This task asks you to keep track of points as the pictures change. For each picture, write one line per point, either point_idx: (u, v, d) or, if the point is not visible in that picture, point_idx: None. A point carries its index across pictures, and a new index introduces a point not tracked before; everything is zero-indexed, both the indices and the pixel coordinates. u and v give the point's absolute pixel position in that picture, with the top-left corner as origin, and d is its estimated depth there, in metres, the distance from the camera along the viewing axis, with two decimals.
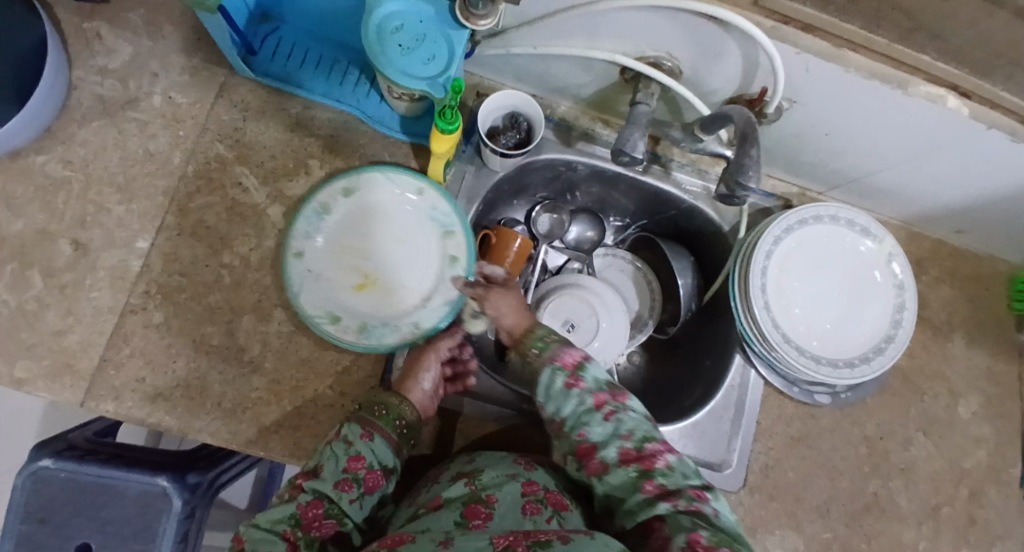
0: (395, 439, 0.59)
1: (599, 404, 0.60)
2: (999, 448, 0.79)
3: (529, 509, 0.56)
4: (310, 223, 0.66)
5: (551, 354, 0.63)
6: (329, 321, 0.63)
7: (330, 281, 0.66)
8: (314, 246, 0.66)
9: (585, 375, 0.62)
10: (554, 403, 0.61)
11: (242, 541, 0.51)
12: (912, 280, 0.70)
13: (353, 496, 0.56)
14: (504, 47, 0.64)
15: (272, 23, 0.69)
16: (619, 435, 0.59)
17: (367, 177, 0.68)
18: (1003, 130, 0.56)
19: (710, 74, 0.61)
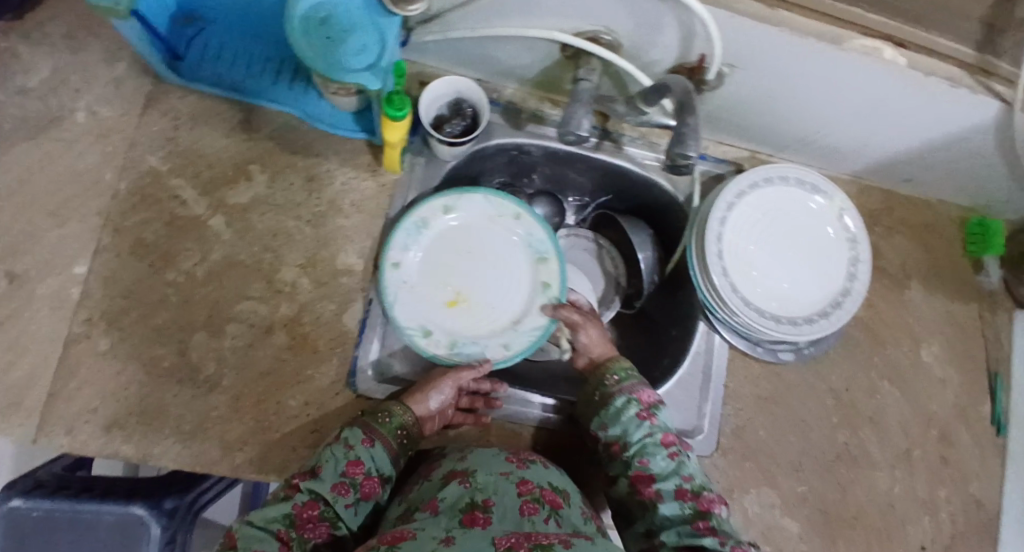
0: (394, 448, 0.58)
1: (667, 441, 0.61)
2: (963, 387, 0.82)
3: (527, 510, 0.53)
4: (408, 235, 0.70)
5: (629, 384, 0.65)
6: (421, 335, 0.69)
7: (421, 296, 0.72)
8: (409, 258, 0.71)
9: (659, 414, 0.63)
10: (621, 428, 0.62)
11: (235, 537, 0.48)
12: (864, 233, 0.72)
13: (350, 502, 0.53)
14: (444, 32, 0.61)
15: (197, 27, 0.67)
16: (679, 474, 0.59)
17: (466, 197, 0.74)
18: (938, 77, 0.56)
19: (649, 46, 0.59)
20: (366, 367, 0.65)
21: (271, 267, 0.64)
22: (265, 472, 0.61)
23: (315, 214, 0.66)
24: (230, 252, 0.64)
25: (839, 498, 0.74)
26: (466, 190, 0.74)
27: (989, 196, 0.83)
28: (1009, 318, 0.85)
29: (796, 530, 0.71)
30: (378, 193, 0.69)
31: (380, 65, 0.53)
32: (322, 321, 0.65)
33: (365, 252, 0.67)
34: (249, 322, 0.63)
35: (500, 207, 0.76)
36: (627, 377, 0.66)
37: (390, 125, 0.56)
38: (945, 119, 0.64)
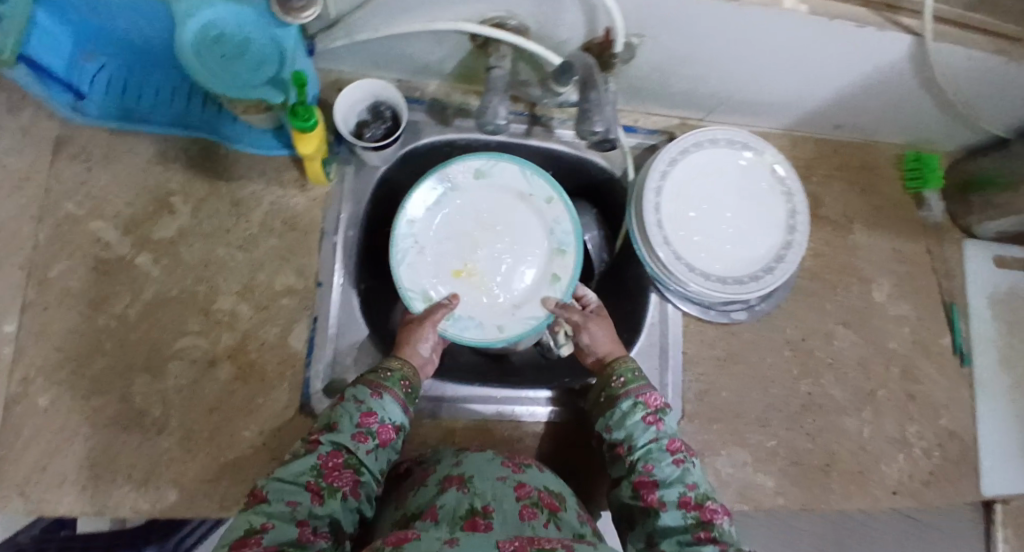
0: (403, 398, 0.58)
1: (673, 448, 0.56)
2: (920, 321, 0.83)
3: (526, 515, 0.49)
4: (427, 194, 0.73)
5: (636, 385, 0.61)
6: (421, 299, 0.71)
7: (432, 258, 0.73)
8: (427, 218, 0.73)
9: (667, 419, 0.59)
10: (624, 432, 0.58)
11: (261, 494, 0.47)
12: (798, 184, 0.73)
13: (371, 449, 0.53)
14: (349, 36, 0.60)
15: (96, 61, 0.62)
16: (684, 482, 0.54)
17: (502, 166, 0.74)
18: (846, 20, 0.54)
19: (557, 25, 0.58)
20: (318, 385, 0.64)
21: (206, 298, 0.63)
22: (230, 505, 0.60)
23: (245, 239, 0.65)
24: (162, 289, 0.63)
25: (809, 447, 0.76)
26: (499, 160, 0.74)
27: (927, 132, 0.83)
28: (956, 248, 0.86)
29: (771, 484, 0.73)
30: (309, 208, 0.67)
31: (280, 78, 0.53)
32: (266, 346, 0.64)
33: (303, 270, 0.66)
34: (191, 358, 0.62)
35: (533, 185, 0.75)
36: (639, 377, 0.62)
37: (302, 137, 0.56)
38: (858, 64, 0.63)
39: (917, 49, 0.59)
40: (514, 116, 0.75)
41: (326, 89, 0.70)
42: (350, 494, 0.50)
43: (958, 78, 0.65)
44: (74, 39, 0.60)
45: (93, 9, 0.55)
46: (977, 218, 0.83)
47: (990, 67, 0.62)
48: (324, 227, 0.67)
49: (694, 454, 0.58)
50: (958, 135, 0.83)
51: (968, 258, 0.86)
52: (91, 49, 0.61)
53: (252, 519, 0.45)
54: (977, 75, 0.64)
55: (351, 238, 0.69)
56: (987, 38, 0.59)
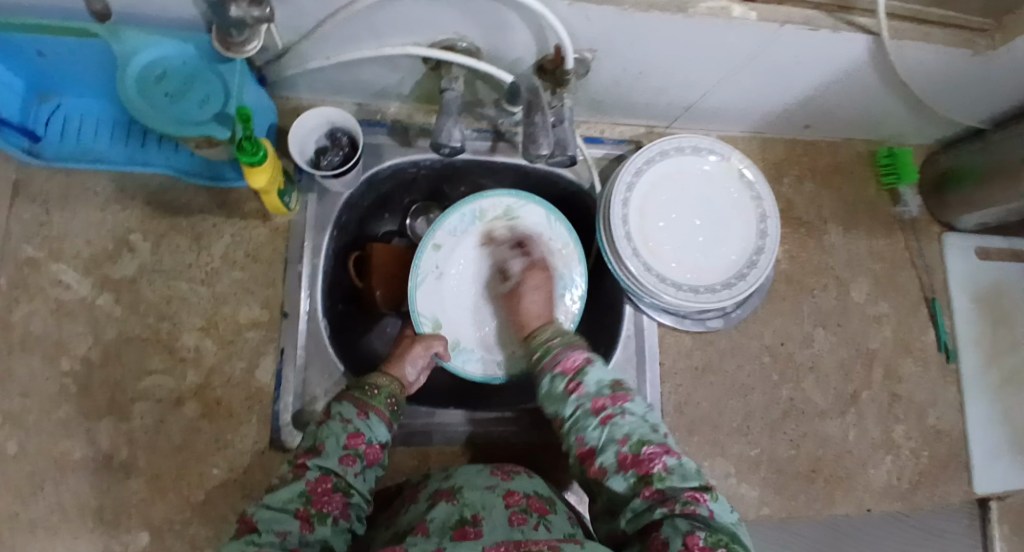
0: (388, 416, 0.56)
1: (596, 407, 0.50)
2: (901, 319, 0.82)
3: (516, 520, 0.46)
4: (459, 220, 0.74)
5: (553, 360, 0.56)
6: (429, 324, 0.72)
7: (447, 284, 0.74)
8: (452, 243, 0.75)
9: (587, 379, 0.53)
10: (553, 406, 0.54)
11: (250, 521, 0.44)
12: (768, 189, 0.72)
13: (359, 470, 0.50)
14: (301, 64, 0.60)
15: (52, 102, 0.63)
16: (614, 440, 0.49)
17: (531, 209, 0.75)
18: (798, 25, 0.53)
19: (506, 44, 0.57)
20: (288, 417, 0.63)
21: (170, 336, 0.63)
22: (201, 545, 0.60)
23: (207, 272, 0.65)
24: (124, 327, 0.63)
25: (793, 455, 0.75)
26: (527, 200, 0.75)
27: (898, 128, 0.82)
28: (935, 244, 0.86)
29: (755, 495, 0.73)
30: (272, 238, 0.67)
31: (226, 112, 0.53)
32: (233, 381, 0.63)
33: (268, 300, 0.66)
34: (157, 396, 0.62)
35: (552, 229, 0.75)
36: (556, 349, 0.58)
37: (255, 171, 0.55)
38: (820, 66, 0.62)
39: (879, 49, 0.58)
40: (476, 134, 0.75)
41: (284, 116, 0.70)
42: (341, 517, 0.48)
43: (924, 73, 0.65)
44: (29, 85, 0.60)
45: (38, 54, 0.54)
46: (953, 213, 0.82)
47: (952, 60, 0.61)
48: (288, 256, 0.67)
49: (624, 400, 0.51)
50: (930, 129, 0.82)
51: (948, 253, 0.85)
52: (46, 91, 0.61)
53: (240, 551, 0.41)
54: (942, 70, 0.64)
55: (318, 265, 0.68)
56: (948, 32, 0.58)
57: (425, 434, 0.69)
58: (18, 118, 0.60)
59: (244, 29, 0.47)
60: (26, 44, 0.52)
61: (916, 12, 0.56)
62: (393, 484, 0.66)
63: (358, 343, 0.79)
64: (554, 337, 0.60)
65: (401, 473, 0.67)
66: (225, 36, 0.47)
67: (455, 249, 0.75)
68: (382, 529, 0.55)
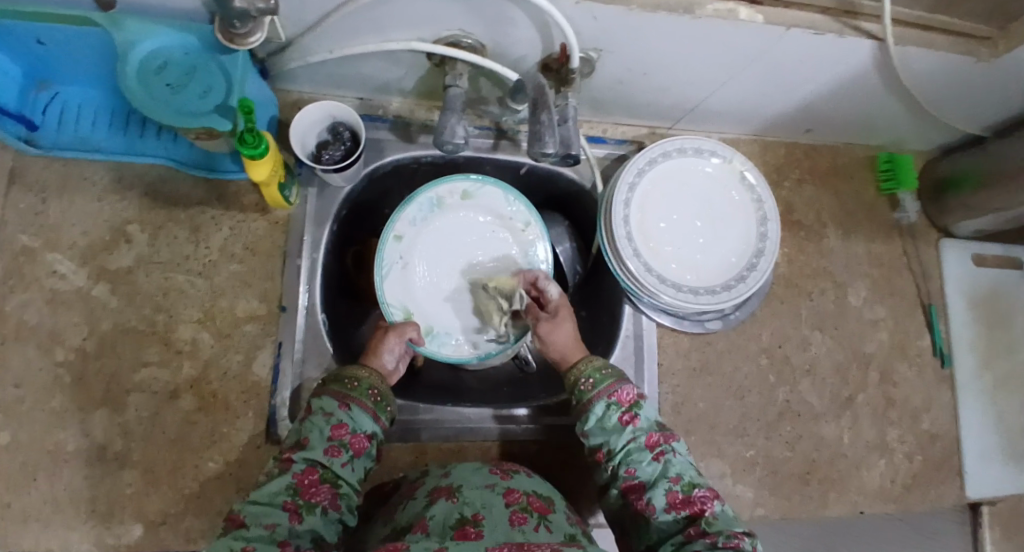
0: (373, 408, 0.54)
1: (651, 442, 0.51)
2: (898, 324, 0.83)
3: (516, 520, 0.46)
4: (421, 209, 0.73)
5: (606, 386, 0.55)
6: (401, 313, 0.71)
7: (415, 273, 0.73)
8: (415, 232, 0.73)
9: (642, 412, 0.53)
10: (601, 437, 0.53)
11: (237, 519, 0.44)
12: (768, 192, 0.72)
13: (346, 461, 0.50)
14: (304, 57, 0.59)
15: (50, 89, 0.61)
16: (666, 477, 0.50)
17: (486, 188, 0.75)
18: (803, 29, 0.53)
19: (511, 42, 0.57)
20: (285, 412, 0.63)
21: (166, 328, 0.63)
22: (196, 538, 0.59)
23: (205, 265, 0.65)
24: (119, 319, 0.62)
25: (789, 456, 0.76)
26: (485, 182, 0.74)
27: (898, 134, 0.83)
28: (933, 249, 0.86)
29: (750, 496, 0.73)
30: (270, 231, 0.67)
31: (228, 103, 0.52)
32: (230, 375, 0.63)
33: (266, 294, 0.65)
34: (152, 389, 0.61)
35: (512, 207, 0.76)
36: (608, 376, 0.56)
37: (255, 164, 0.55)
38: (824, 70, 0.62)
39: (882, 54, 0.59)
40: (479, 131, 0.74)
41: (285, 109, 0.70)
42: (330, 508, 0.47)
43: (925, 80, 0.65)
44: (26, 73, 0.59)
45: (37, 42, 0.53)
46: (952, 219, 0.83)
47: (955, 67, 0.61)
48: (287, 249, 0.67)
49: (673, 439, 0.53)
50: (930, 135, 0.83)
51: (946, 259, 0.85)
52: (45, 79, 0.60)
53: (229, 544, 0.41)
54: (944, 77, 0.64)
55: (316, 259, 0.68)
56: (951, 40, 0.58)
57: (423, 430, 0.69)
58: (15, 106, 0.59)
59: (248, 20, 0.47)
60: (25, 32, 0.51)
61: (919, 18, 0.56)
62: (389, 480, 0.66)
63: (356, 337, 0.78)
64: (600, 361, 0.57)
65: (398, 469, 0.67)
66: (227, 28, 0.47)
67: (418, 238, 0.73)
68: (381, 524, 0.55)
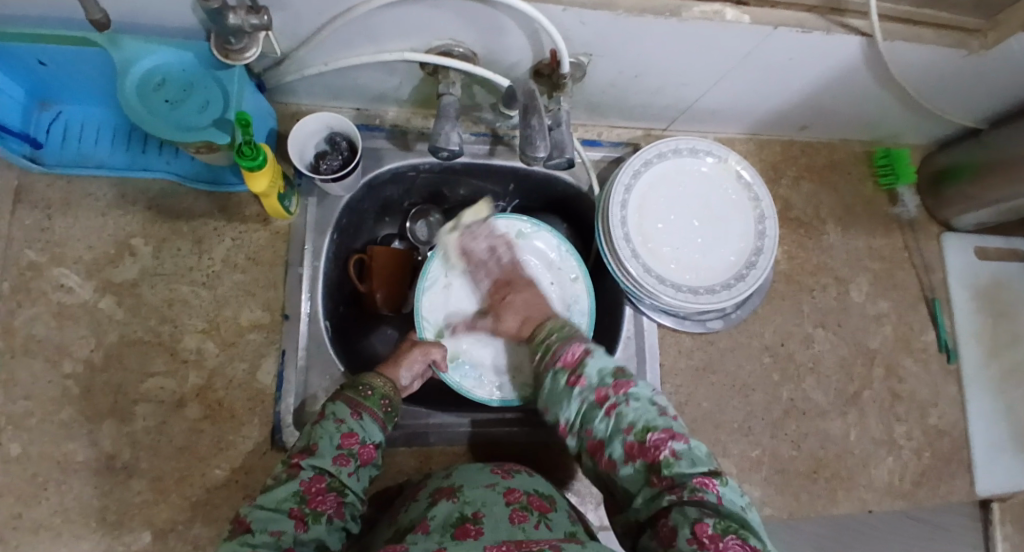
0: (382, 418, 0.56)
1: (599, 398, 0.50)
2: (902, 319, 0.82)
3: (517, 518, 0.47)
4: (475, 239, 0.76)
5: (551, 354, 0.55)
6: (433, 329, 0.74)
7: (456, 292, 0.76)
8: (463, 258, 0.76)
9: (588, 370, 0.52)
10: (557, 405, 0.53)
11: (245, 523, 0.44)
12: (765, 189, 0.72)
13: (352, 471, 0.50)
14: (301, 70, 0.60)
15: (53, 109, 0.64)
16: (620, 431, 0.48)
17: (542, 235, 0.77)
18: (790, 26, 0.53)
19: (502, 48, 0.58)
20: (290, 419, 0.64)
21: (171, 339, 0.64)
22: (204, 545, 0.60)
23: (208, 276, 0.66)
24: (126, 331, 0.63)
25: (794, 454, 0.75)
26: (542, 228, 0.77)
27: (895, 128, 0.83)
28: (934, 243, 0.86)
29: (756, 495, 0.73)
30: (272, 241, 0.68)
31: (226, 118, 0.53)
32: (234, 384, 0.64)
33: (269, 303, 0.66)
34: (159, 399, 0.62)
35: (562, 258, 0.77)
36: (555, 342, 0.57)
37: (256, 175, 0.56)
38: (817, 66, 0.62)
39: (873, 50, 0.59)
40: (475, 138, 0.75)
41: (284, 120, 0.71)
42: (335, 516, 0.48)
43: (917, 73, 0.65)
44: (29, 94, 0.61)
45: (39, 63, 0.54)
46: (952, 211, 0.82)
47: (948, 60, 0.61)
48: (289, 259, 0.68)
49: (626, 387, 0.50)
50: (928, 129, 0.82)
51: (948, 252, 0.85)
52: (47, 99, 0.62)
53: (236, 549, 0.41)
54: (936, 70, 0.64)
55: (318, 268, 0.69)
56: (940, 33, 0.58)
57: (427, 435, 0.69)
58: (19, 125, 0.61)
59: (243, 36, 0.48)
60: (27, 53, 0.53)
61: (908, 13, 0.56)
62: (394, 485, 0.67)
63: (360, 344, 0.79)
64: (548, 330, 0.59)
65: (402, 474, 0.68)
66: (224, 44, 0.49)
67: (470, 261, 0.76)
68: (384, 527, 0.55)
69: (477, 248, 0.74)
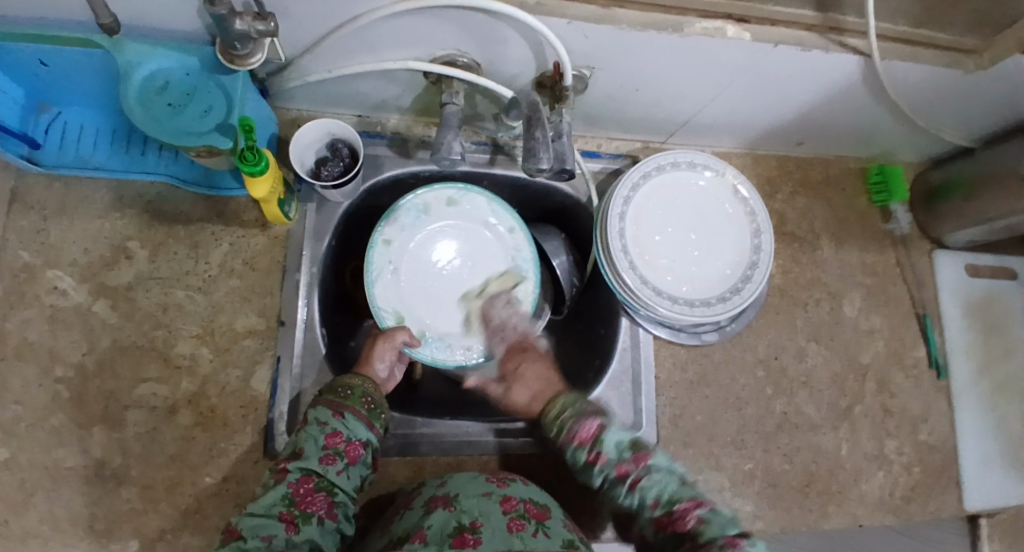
0: (366, 416, 0.55)
1: (621, 475, 0.49)
2: (894, 334, 0.83)
3: (514, 527, 0.46)
4: (410, 216, 0.73)
5: (563, 431, 0.53)
6: (392, 317, 0.71)
7: (404, 280, 0.73)
8: (402, 239, 0.73)
9: (605, 445, 0.50)
10: (584, 475, 0.53)
11: (236, 531, 0.43)
12: (761, 204, 0.73)
13: (341, 469, 0.50)
14: (304, 77, 0.60)
15: (52, 111, 0.63)
16: (646, 504, 0.49)
17: (470, 197, 0.75)
18: (790, 44, 0.54)
19: (505, 60, 0.58)
20: (283, 427, 0.63)
21: (165, 344, 0.63)
22: None
23: (204, 281, 0.65)
24: (119, 335, 0.62)
25: (787, 468, 0.76)
26: (470, 190, 0.75)
27: (888, 146, 0.84)
28: (925, 260, 0.87)
29: (750, 508, 0.73)
30: (270, 247, 0.68)
31: (228, 123, 0.53)
32: (228, 391, 0.63)
33: (265, 309, 0.66)
34: (151, 405, 0.61)
35: (496, 215, 0.76)
36: (567, 418, 0.53)
37: (256, 180, 0.55)
38: (814, 83, 0.63)
39: (869, 68, 0.60)
40: (475, 147, 0.76)
41: (284, 126, 0.71)
42: (327, 517, 0.47)
43: (912, 91, 0.66)
44: (29, 95, 0.60)
45: (40, 64, 0.54)
46: (943, 228, 0.84)
47: (941, 80, 0.63)
48: (286, 265, 0.67)
49: (646, 460, 0.50)
50: (919, 147, 0.84)
51: (939, 269, 0.86)
52: (46, 100, 0.62)
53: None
54: (931, 88, 0.65)
55: (315, 275, 0.68)
56: (936, 53, 0.59)
57: (421, 445, 0.69)
58: (18, 127, 0.60)
59: (249, 42, 0.48)
60: (29, 54, 0.52)
61: (904, 33, 0.58)
62: (388, 495, 0.66)
63: (355, 352, 0.79)
64: (558, 406, 0.55)
65: (396, 484, 0.67)
66: (229, 49, 0.49)
67: (407, 244, 0.73)
68: (378, 537, 0.55)
69: (496, 314, 0.75)
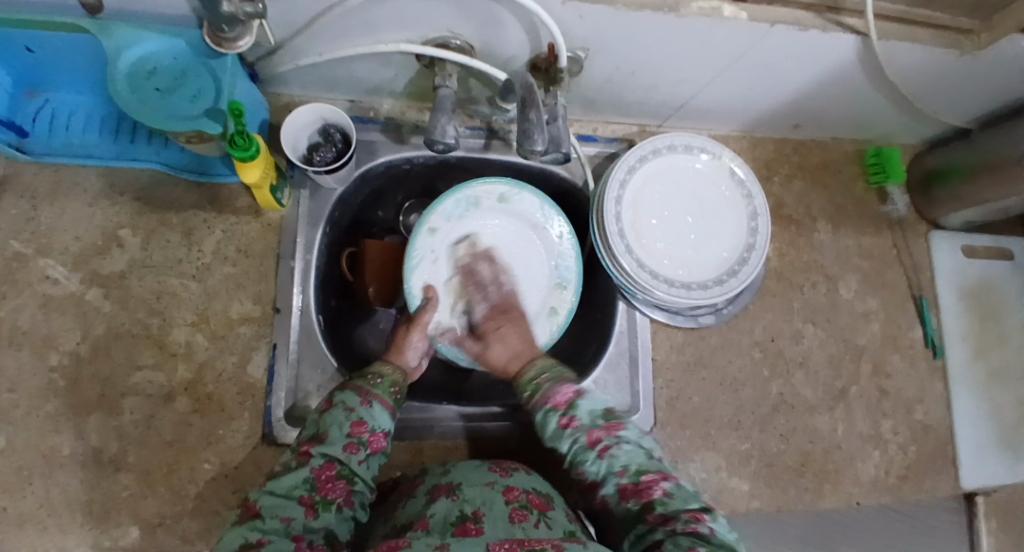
0: (391, 404, 0.55)
1: (591, 440, 0.49)
2: (889, 316, 0.83)
3: (517, 517, 0.47)
4: (455, 207, 0.72)
5: (540, 394, 0.53)
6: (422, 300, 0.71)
7: (443, 270, 0.72)
8: (446, 228, 0.72)
9: (580, 411, 0.51)
10: (552, 444, 0.52)
11: (253, 506, 0.44)
12: (758, 187, 0.73)
13: (363, 459, 0.49)
14: (294, 60, 0.59)
15: (40, 97, 0.62)
16: (613, 472, 0.48)
17: (526, 197, 0.73)
18: (788, 25, 0.53)
19: (499, 42, 0.57)
20: (280, 413, 0.63)
21: (160, 332, 0.63)
22: (192, 540, 0.59)
23: (199, 268, 0.65)
24: (113, 323, 0.62)
25: (783, 448, 0.76)
26: (524, 189, 0.73)
27: (886, 127, 0.84)
28: (922, 241, 0.87)
29: (745, 489, 0.74)
30: (263, 233, 0.67)
31: (218, 107, 0.52)
32: (224, 377, 0.63)
33: (260, 296, 0.66)
34: (147, 393, 0.61)
35: (547, 220, 0.75)
36: (543, 381, 0.55)
37: (246, 166, 0.55)
38: (812, 64, 0.63)
39: (867, 48, 0.59)
40: (470, 132, 0.75)
41: (276, 111, 0.70)
42: (344, 505, 0.47)
43: (910, 73, 0.65)
44: (15, 80, 0.59)
45: (26, 49, 0.53)
46: (940, 210, 0.83)
47: (941, 61, 0.62)
48: (281, 251, 0.67)
49: (618, 429, 0.50)
50: (918, 128, 0.83)
51: (936, 251, 0.86)
52: (33, 86, 0.61)
53: (246, 536, 0.40)
54: (928, 70, 0.64)
55: (310, 261, 0.68)
56: (934, 34, 0.58)
57: (419, 430, 0.69)
58: (5, 113, 0.59)
59: (236, 24, 0.47)
60: (14, 39, 0.51)
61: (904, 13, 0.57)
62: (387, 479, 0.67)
63: (351, 338, 0.79)
64: (534, 370, 0.57)
65: (395, 469, 0.68)
66: (217, 32, 0.48)
67: (450, 235, 0.72)
68: (381, 524, 0.55)
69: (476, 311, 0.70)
